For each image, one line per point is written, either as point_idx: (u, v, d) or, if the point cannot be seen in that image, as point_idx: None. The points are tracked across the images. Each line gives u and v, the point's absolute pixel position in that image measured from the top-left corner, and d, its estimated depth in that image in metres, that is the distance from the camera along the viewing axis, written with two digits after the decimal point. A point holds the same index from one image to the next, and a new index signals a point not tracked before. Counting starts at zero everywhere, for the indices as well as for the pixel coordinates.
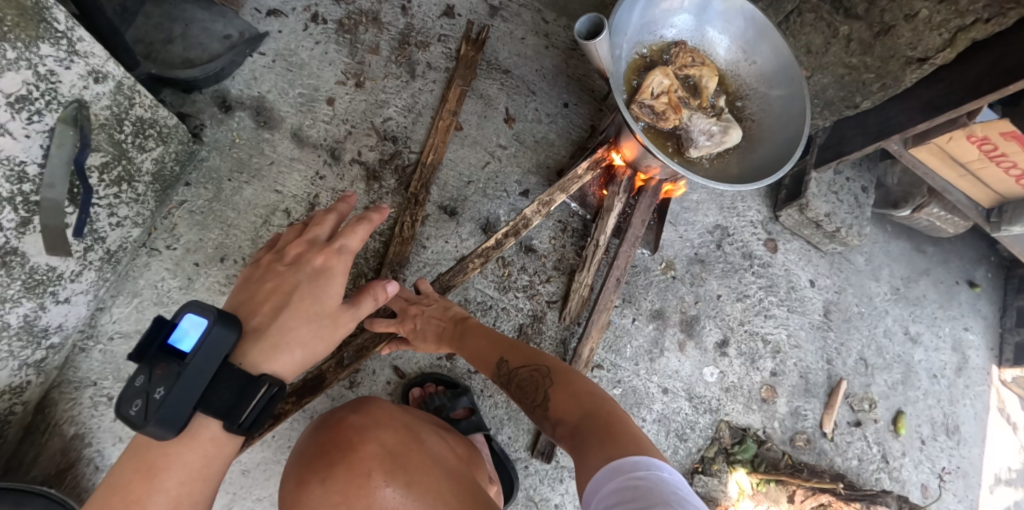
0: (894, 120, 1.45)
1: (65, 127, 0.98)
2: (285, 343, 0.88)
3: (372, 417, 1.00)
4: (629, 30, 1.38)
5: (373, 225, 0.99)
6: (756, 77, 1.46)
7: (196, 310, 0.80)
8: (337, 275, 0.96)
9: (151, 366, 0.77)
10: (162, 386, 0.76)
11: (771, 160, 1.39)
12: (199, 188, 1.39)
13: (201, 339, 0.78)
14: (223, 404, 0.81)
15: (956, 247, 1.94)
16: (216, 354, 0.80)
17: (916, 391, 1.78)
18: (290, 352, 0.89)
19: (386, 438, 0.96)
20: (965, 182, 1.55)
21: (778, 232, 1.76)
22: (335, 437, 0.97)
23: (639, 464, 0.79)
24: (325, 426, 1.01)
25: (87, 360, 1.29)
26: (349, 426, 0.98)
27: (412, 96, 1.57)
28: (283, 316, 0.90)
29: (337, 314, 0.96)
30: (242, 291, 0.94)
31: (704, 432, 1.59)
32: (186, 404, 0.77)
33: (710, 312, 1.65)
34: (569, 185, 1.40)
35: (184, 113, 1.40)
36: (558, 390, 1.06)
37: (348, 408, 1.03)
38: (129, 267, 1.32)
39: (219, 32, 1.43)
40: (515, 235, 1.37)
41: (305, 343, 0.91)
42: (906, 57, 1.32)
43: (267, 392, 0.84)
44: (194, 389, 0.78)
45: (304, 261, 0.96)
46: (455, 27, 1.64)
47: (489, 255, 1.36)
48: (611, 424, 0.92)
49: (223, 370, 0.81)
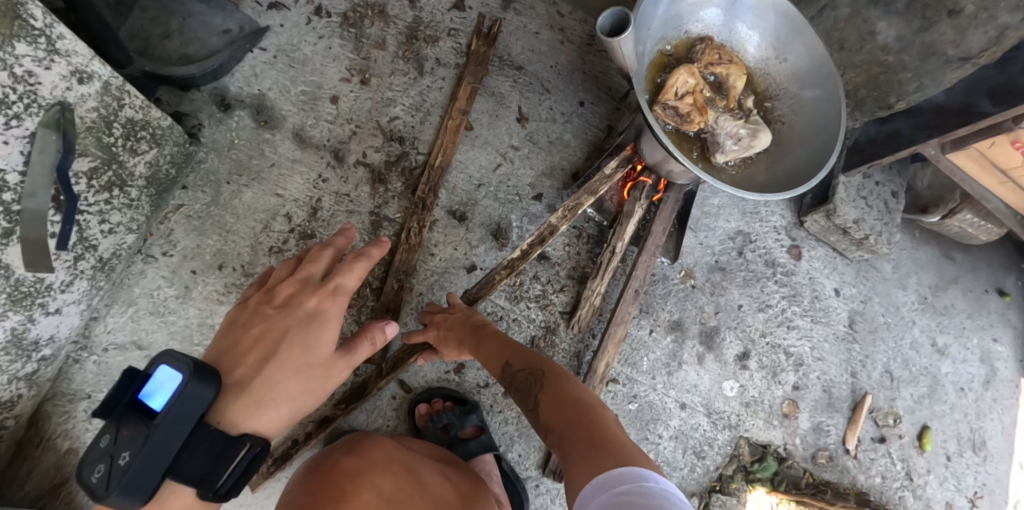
0: (933, 123, 1.36)
1: (48, 131, 0.91)
2: (269, 399, 0.85)
3: (368, 460, 0.99)
4: (653, 25, 1.29)
5: (372, 261, 0.98)
6: (787, 75, 1.37)
7: (170, 362, 0.77)
8: (329, 319, 0.94)
9: (118, 426, 0.74)
10: (128, 451, 0.73)
11: (798, 172, 1.30)
12: (197, 192, 1.32)
13: (174, 396, 0.75)
14: (197, 470, 0.78)
15: (987, 254, 1.85)
16: (190, 413, 0.76)
17: (942, 405, 1.70)
18: (275, 408, 0.86)
19: (384, 481, 0.95)
20: (1005, 190, 1.44)
21: (803, 238, 1.68)
22: (328, 483, 0.94)
23: (622, 478, 0.77)
24: (317, 472, 0.99)
25: (81, 371, 1.23)
26: (346, 470, 0.97)
27: (420, 93, 1.50)
28: (269, 368, 0.87)
29: (328, 362, 0.93)
30: (228, 334, 0.92)
31: (723, 449, 1.52)
32: (155, 470, 0.74)
33: (730, 323, 1.58)
34: (597, 188, 1.35)
35: (181, 112, 1.34)
36: (552, 399, 1.03)
37: (342, 452, 1.03)
38: (124, 275, 1.26)
39: (219, 26, 1.34)
40: (540, 244, 1.33)
41: (292, 396, 0.88)
42: (947, 56, 1.22)
43: (250, 453, 0.82)
44: (165, 453, 0.74)
45: (296, 304, 0.94)
46: (467, 21, 1.56)
47: (515, 267, 1.32)
48: (596, 436, 0.90)
49: (197, 431, 0.78)
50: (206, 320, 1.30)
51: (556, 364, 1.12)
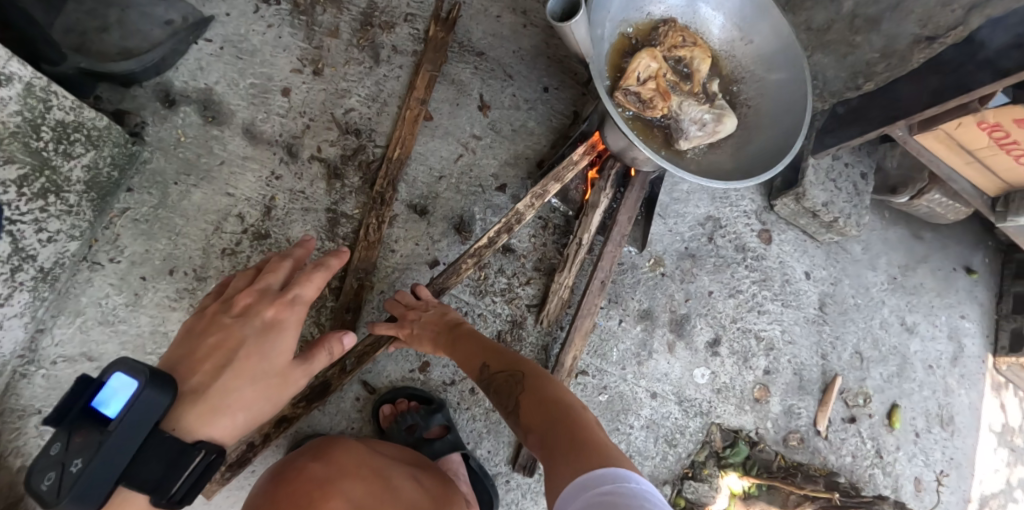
0: (901, 104, 1.33)
1: None
2: (227, 406, 0.82)
3: (336, 465, 0.97)
4: (613, 7, 1.24)
5: (330, 271, 0.97)
6: (753, 57, 1.34)
7: (125, 369, 0.72)
8: (288, 326, 0.91)
9: (70, 433, 0.70)
10: (80, 458, 0.68)
11: (767, 154, 1.27)
12: (144, 194, 1.27)
13: (129, 403, 0.71)
14: (151, 476, 0.74)
15: (955, 232, 1.85)
16: (145, 421, 0.72)
17: (912, 383, 1.72)
18: (231, 416, 0.82)
19: (351, 489, 0.93)
20: (971, 170, 1.44)
21: (774, 222, 1.67)
22: (296, 491, 0.92)
23: (605, 478, 0.75)
24: (281, 479, 0.96)
25: (29, 386, 1.18)
26: (314, 477, 0.94)
27: (376, 83, 1.44)
28: (225, 376, 0.83)
29: (287, 371, 0.90)
30: (183, 345, 0.88)
31: (695, 436, 1.52)
32: (109, 477, 0.70)
33: (701, 310, 1.57)
34: (563, 174, 1.31)
35: (123, 110, 1.27)
36: (531, 401, 1.02)
37: (309, 455, 0.99)
38: (69, 284, 1.20)
39: (160, 17, 1.27)
40: (508, 232, 1.30)
41: (249, 404, 0.85)
42: (914, 35, 1.19)
43: (205, 460, 0.78)
44: (118, 460, 0.70)
45: (254, 312, 0.91)
46: (424, 5, 1.49)
47: (482, 255, 1.29)
48: (576, 437, 0.88)
49: (152, 438, 0.74)
50: (159, 328, 1.26)
51: (533, 364, 1.11)
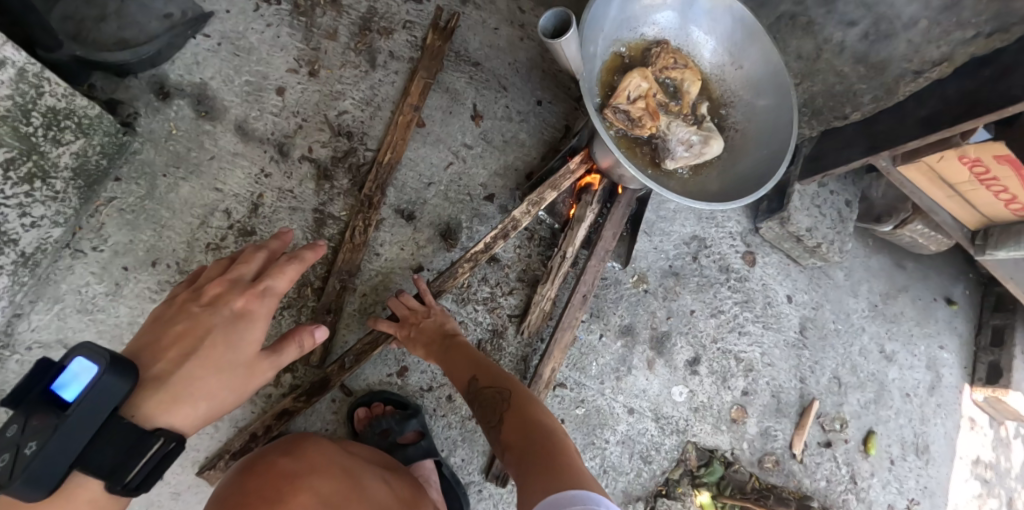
0: (886, 135, 1.36)
1: None
2: (189, 394, 0.82)
3: (306, 462, 0.97)
4: (606, 26, 1.26)
5: (305, 265, 0.96)
6: (742, 82, 1.36)
7: (86, 353, 0.72)
8: (257, 318, 0.91)
9: (26, 415, 0.69)
10: (35, 441, 0.68)
11: (751, 178, 1.29)
12: (131, 184, 1.27)
13: (90, 388, 0.71)
14: (107, 462, 0.73)
15: (937, 263, 1.88)
16: (104, 408, 0.72)
17: (888, 411, 1.73)
18: (193, 404, 0.82)
19: (318, 485, 0.92)
20: (953, 204, 1.47)
21: (758, 244, 1.68)
22: (266, 484, 0.91)
23: (573, 499, 0.75)
24: (251, 471, 0.95)
25: (1, 371, 1.16)
26: (283, 471, 0.94)
27: (371, 88, 1.45)
28: (189, 364, 0.83)
29: (254, 361, 0.90)
30: (150, 331, 0.87)
31: (670, 454, 1.52)
32: (64, 460, 0.70)
33: (682, 328, 1.58)
34: (560, 183, 1.34)
35: (116, 100, 1.28)
36: (511, 419, 1.03)
37: (280, 452, 0.99)
38: (50, 270, 1.20)
39: (159, 10, 1.28)
40: (503, 237, 1.32)
41: (213, 394, 0.84)
42: (901, 69, 1.22)
43: (163, 449, 0.78)
44: (75, 444, 0.70)
45: (222, 302, 0.90)
46: (423, 14, 1.52)
47: (478, 259, 1.31)
48: (551, 457, 0.89)
49: (109, 424, 0.73)
50: (138, 319, 1.25)
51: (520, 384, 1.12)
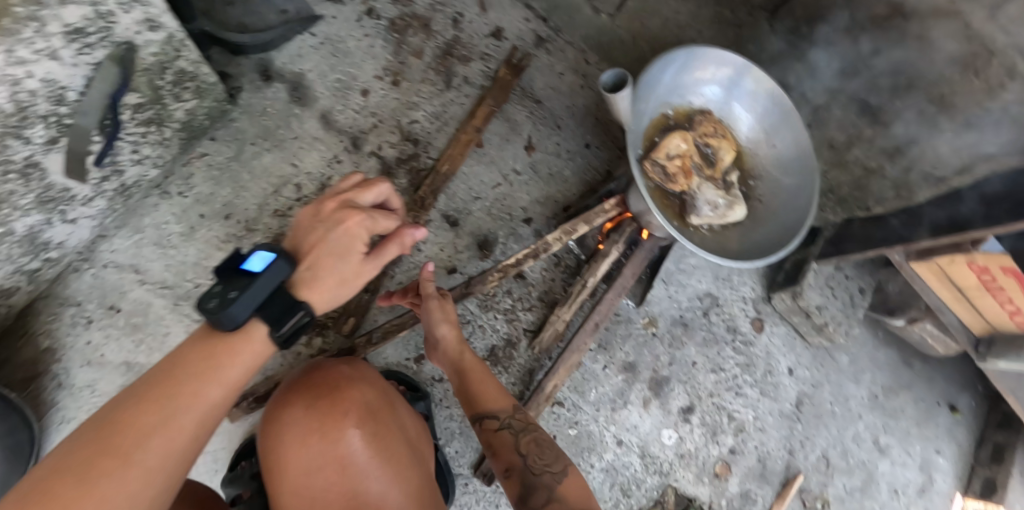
0: (902, 231, 1.46)
1: (111, 64, 1.07)
2: (313, 283, 0.93)
3: (359, 372, 1.11)
4: (658, 89, 1.40)
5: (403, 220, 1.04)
6: (773, 160, 1.49)
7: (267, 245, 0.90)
8: (357, 233, 0.97)
9: (225, 279, 0.88)
10: (235, 289, 0.86)
11: (767, 245, 1.42)
12: (223, 145, 1.45)
13: (272, 263, 0.88)
14: (274, 315, 0.90)
15: (944, 368, 1.92)
16: (278, 278, 0.89)
17: (873, 502, 1.75)
18: (320, 290, 0.94)
19: (368, 391, 1.07)
20: (960, 306, 1.53)
21: (768, 313, 1.77)
22: (324, 377, 1.07)
23: None
24: (315, 366, 1.11)
25: (78, 279, 1.36)
26: (340, 372, 1.09)
27: (442, 104, 1.63)
28: (308, 265, 0.94)
29: (364, 265, 0.98)
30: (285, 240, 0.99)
31: (649, 493, 1.58)
32: (249, 307, 0.87)
33: (681, 376, 1.66)
34: (593, 219, 1.48)
35: (227, 74, 1.49)
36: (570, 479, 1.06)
37: (340, 359, 1.14)
38: (139, 204, 1.39)
39: (278, 6, 1.55)
40: (533, 257, 1.46)
41: (332, 286, 0.95)
42: (926, 172, 1.34)
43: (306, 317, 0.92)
44: (258, 297, 0.88)
45: (333, 217, 0.97)
46: (500, 48, 1.73)
47: (507, 272, 1.44)
48: None
49: (277, 294, 0.90)
50: (201, 261, 1.40)
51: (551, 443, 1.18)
